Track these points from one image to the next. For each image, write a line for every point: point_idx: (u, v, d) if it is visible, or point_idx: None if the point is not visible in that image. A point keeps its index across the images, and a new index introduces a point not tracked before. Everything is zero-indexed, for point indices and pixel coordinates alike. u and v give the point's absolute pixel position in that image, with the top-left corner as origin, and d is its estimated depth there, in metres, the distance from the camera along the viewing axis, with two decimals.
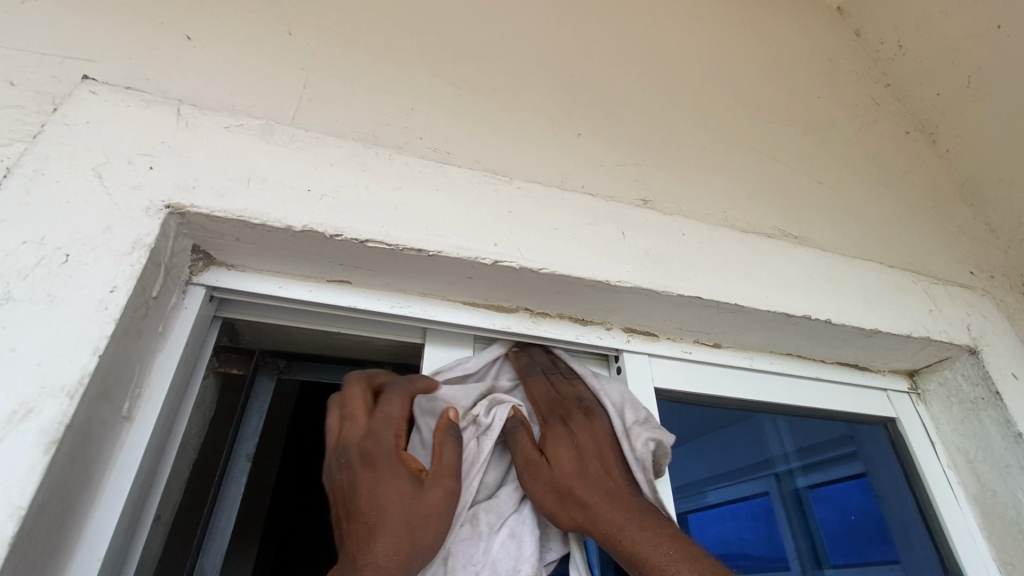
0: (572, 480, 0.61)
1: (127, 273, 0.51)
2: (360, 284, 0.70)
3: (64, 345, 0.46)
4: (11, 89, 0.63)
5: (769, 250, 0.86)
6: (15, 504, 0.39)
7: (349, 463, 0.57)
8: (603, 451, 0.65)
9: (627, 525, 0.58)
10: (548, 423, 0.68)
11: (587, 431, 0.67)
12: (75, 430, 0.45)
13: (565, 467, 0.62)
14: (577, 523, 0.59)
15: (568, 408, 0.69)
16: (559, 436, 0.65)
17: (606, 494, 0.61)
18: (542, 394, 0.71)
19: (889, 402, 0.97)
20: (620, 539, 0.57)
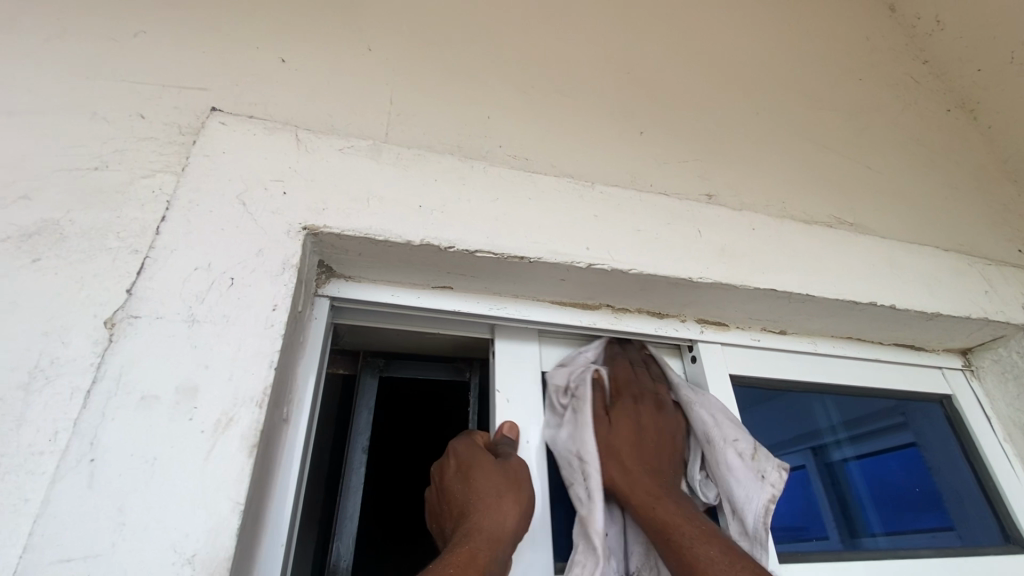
0: (628, 452, 0.70)
1: (283, 291, 0.57)
2: (460, 289, 0.76)
3: (245, 360, 0.52)
4: (143, 122, 0.69)
5: (833, 240, 0.90)
6: (236, 500, 0.46)
7: (462, 466, 0.67)
8: (661, 439, 0.74)
9: (660, 499, 0.65)
10: (622, 400, 0.76)
11: (658, 417, 0.75)
12: (263, 436, 0.51)
13: (626, 438, 0.71)
14: (616, 482, 0.68)
15: (644, 393, 0.78)
16: (627, 412, 0.74)
17: (652, 472, 0.69)
18: (624, 372, 0.80)
19: (945, 379, 1.03)
20: (654, 507, 0.65)
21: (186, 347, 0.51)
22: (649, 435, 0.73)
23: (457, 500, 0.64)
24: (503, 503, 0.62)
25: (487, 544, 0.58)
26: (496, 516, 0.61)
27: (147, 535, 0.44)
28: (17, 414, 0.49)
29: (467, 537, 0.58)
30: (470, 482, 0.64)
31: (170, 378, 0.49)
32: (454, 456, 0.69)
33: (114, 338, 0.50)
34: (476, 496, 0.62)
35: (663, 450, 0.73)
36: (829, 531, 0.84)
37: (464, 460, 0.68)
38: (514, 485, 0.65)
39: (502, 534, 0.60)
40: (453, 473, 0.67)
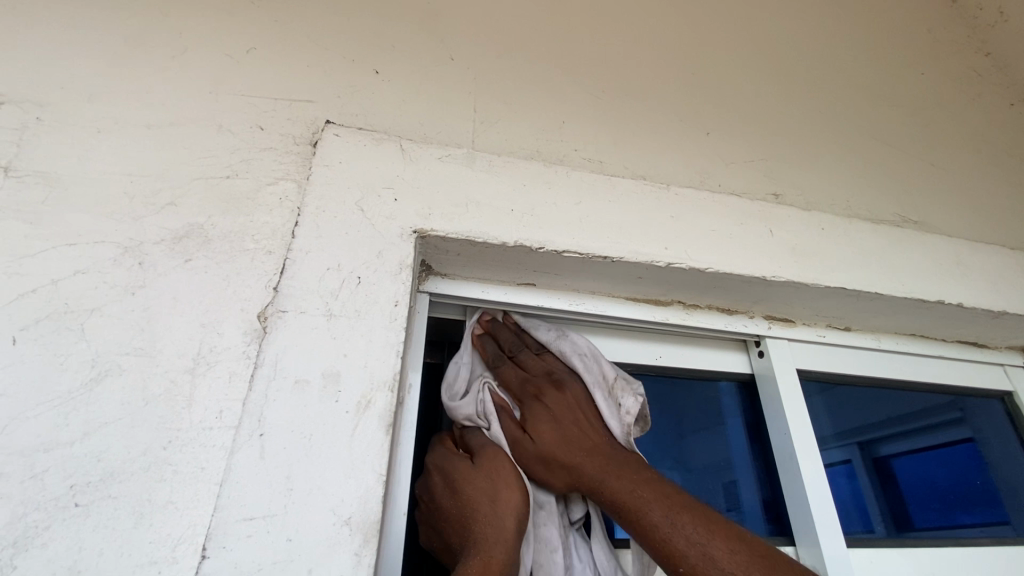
0: (558, 450, 0.69)
1: (402, 289, 0.63)
2: (543, 286, 0.81)
3: (377, 350, 0.59)
4: (262, 133, 0.76)
5: (898, 239, 0.92)
6: (378, 471, 0.53)
7: (443, 483, 0.66)
8: (577, 416, 0.72)
9: (608, 476, 0.66)
10: (524, 403, 0.73)
11: (562, 402, 0.73)
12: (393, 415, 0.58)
13: (549, 437, 0.70)
14: (566, 481, 0.69)
15: (538, 384, 0.75)
16: (536, 412, 0.72)
17: (586, 452, 0.69)
18: (513, 378, 0.76)
19: (1007, 377, 1.04)
20: (603, 488, 0.66)
21: (327, 338, 0.58)
22: (559, 421, 0.71)
23: (450, 512, 0.63)
24: (500, 509, 0.62)
25: (500, 555, 0.57)
26: (498, 522, 0.60)
27: (311, 500, 0.51)
28: (188, 394, 0.57)
29: (476, 553, 0.57)
30: (455, 496, 0.64)
31: (316, 365, 0.57)
32: (434, 470, 0.68)
33: (267, 329, 0.57)
34: (468, 507, 0.62)
35: (585, 428, 0.72)
36: (882, 521, 0.87)
37: (444, 475, 0.67)
38: (501, 489, 0.64)
39: (507, 537, 0.59)
40: (439, 488, 0.66)
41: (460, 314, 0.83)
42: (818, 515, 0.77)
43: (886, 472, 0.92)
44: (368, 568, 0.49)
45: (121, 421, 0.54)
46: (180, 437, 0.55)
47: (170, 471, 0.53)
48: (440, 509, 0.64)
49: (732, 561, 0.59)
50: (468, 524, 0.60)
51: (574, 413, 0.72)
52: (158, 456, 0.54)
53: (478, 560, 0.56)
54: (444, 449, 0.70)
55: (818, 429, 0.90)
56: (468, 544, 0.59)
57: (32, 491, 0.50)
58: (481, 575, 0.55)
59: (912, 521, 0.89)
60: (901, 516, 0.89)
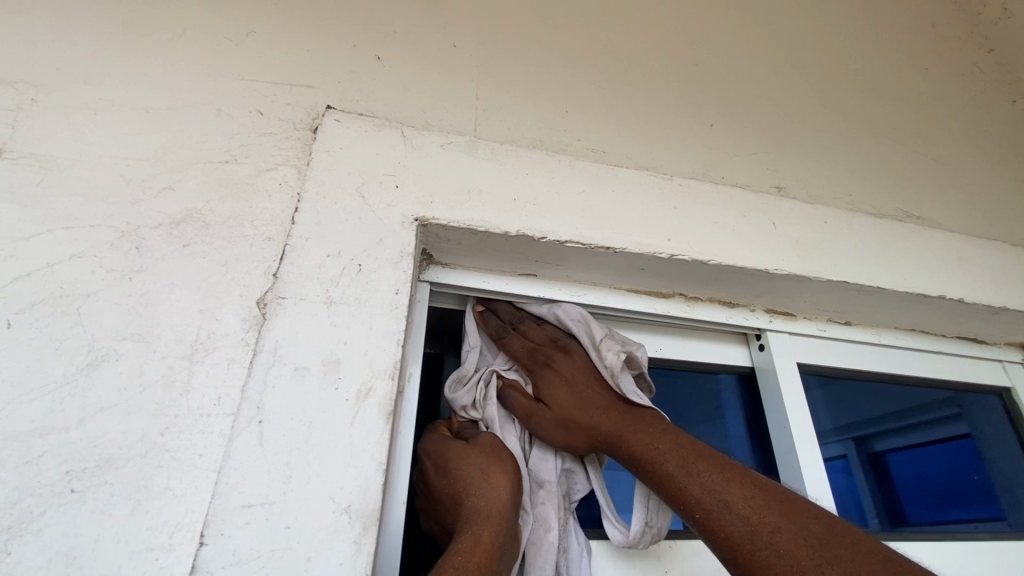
0: (575, 412, 0.71)
1: (403, 277, 0.63)
2: (544, 277, 0.81)
3: (377, 338, 0.58)
4: (262, 118, 0.74)
5: (901, 234, 0.92)
6: (377, 460, 0.53)
7: (435, 464, 0.65)
8: (587, 379, 0.74)
9: (625, 434, 0.68)
10: (535, 372, 0.75)
11: (571, 366, 0.74)
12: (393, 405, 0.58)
13: (563, 402, 0.72)
14: (587, 443, 0.70)
15: (546, 352, 0.76)
16: (550, 379, 0.74)
17: (602, 413, 0.70)
18: (519, 349, 0.77)
19: (1005, 373, 1.05)
20: (623, 446, 0.67)
21: (327, 325, 0.57)
22: (569, 387, 0.73)
23: (444, 491, 0.63)
24: (491, 483, 0.61)
25: (492, 527, 0.57)
26: (491, 495, 0.60)
27: (310, 488, 0.50)
28: (186, 380, 0.56)
29: (469, 524, 0.57)
30: (447, 474, 0.63)
31: (316, 352, 0.56)
32: (426, 452, 0.67)
33: (266, 316, 0.57)
34: (460, 483, 0.61)
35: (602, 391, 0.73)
36: (877, 516, 0.87)
37: (436, 454, 0.66)
38: (492, 464, 0.64)
39: (500, 510, 0.59)
40: (432, 468, 0.65)
41: (460, 304, 0.82)
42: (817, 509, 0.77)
43: (883, 467, 0.93)
44: (367, 557, 0.49)
45: (118, 408, 0.54)
46: (177, 424, 0.54)
47: (167, 458, 0.53)
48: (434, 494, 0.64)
49: (749, 505, 0.57)
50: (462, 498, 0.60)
51: (585, 377, 0.74)
52: (155, 443, 0.53)
53: (471, 533, 0.56)
54: (438, 432, 0.70)
55: (817, 423, 0.90)
56: (461, 517, 0.59)
57: (28, 476, 0.50)
58: (472, 546, 0.54)
59: (907, 517, 0.89)
60: (896, 512, 0.89)
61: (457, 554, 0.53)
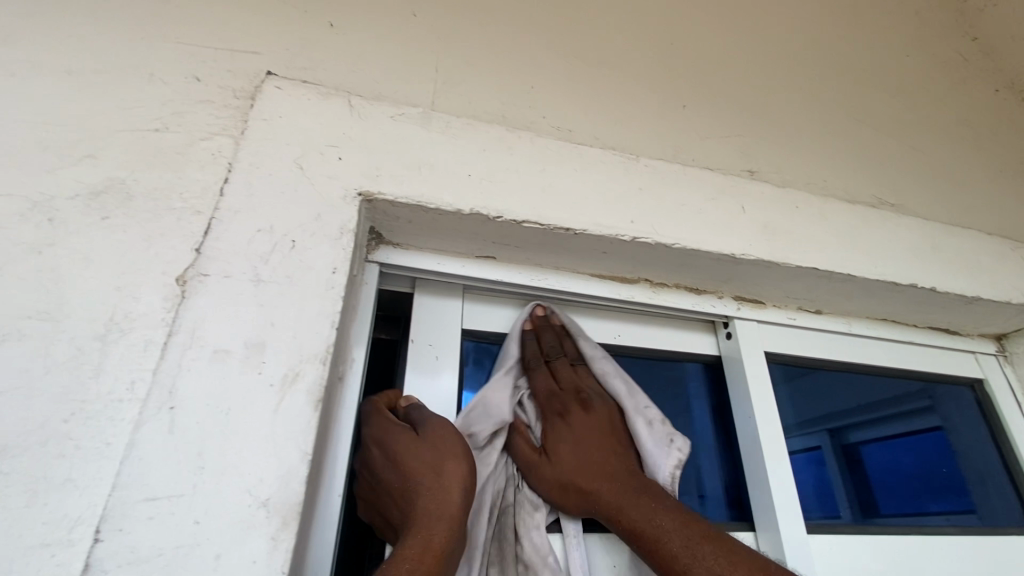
0: (572, 471, 0.66)
1: (342, 255, 0.58)
2: (502, 259, 0.77)
3: (309, 319, 0.54)
4: (198, 85, 0.69)
5: (874, 221, 0.89)
6: (303, 450, 0.49)
7: (384, 450, 0.60)
8: (601, 438, 0.70)
9: (625, 503, 0.62)
10: (547, 419, 0.71)
11: (586, 422, 0.70)
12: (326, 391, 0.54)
13: (565, 461, 0.67)
14: (581, 505, 0.65)
15: (564, 403, 0.72)
16: (558, 433, 0.70)
17: (606, 477, 0.65)
18: (543, 387, 0.74)
19: (977, 364, 1.03)
20: (619, 519, 0.61)
21: (253, 304, 0.53)
22: (579, 443, 0.69)
23: (390, 482, 0.58)
24: (444, 479, 0.56)
25: (444, 532, 0.52)
26: (446, 495, 0.56)
27: (225, 480, 0.46)
28: (97, 363, 0.52)
29: (418, 528, 0.52)
30: (396, 465, 0.58)
31: (240, 334, 0.52)
32: (372, 433, 0.61)
33: (185, 294, 0.52)
34: (409, 481, 0.56)
35: (611, 454, 0.68)
36: (845, 510, 0.85)
37: (383, 439, 0.60)
38: (449, 457, 0.58)
39: (452, 510, 0.55)
40: (377, 457, 0.60)
41: (410, 287, 0.78)
42: (780, 502, 0.75)
43: (853, 459, 0.90)
44: (286, 554, 0.45)
45: (18, 392, 0.49)
46: (85, 410, 0.50)
47: (72, 446, 0.48)
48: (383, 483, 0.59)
49: None
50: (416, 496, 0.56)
51: (606, 439, 0.70)
52: (59, 430, 0.48)
53: (416, 537, 0.51)
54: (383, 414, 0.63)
55: (785, 414, 0.88)
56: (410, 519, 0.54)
57: None
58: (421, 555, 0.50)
59: (876, 510, 0.87)
60: (865, 505, 0.87)
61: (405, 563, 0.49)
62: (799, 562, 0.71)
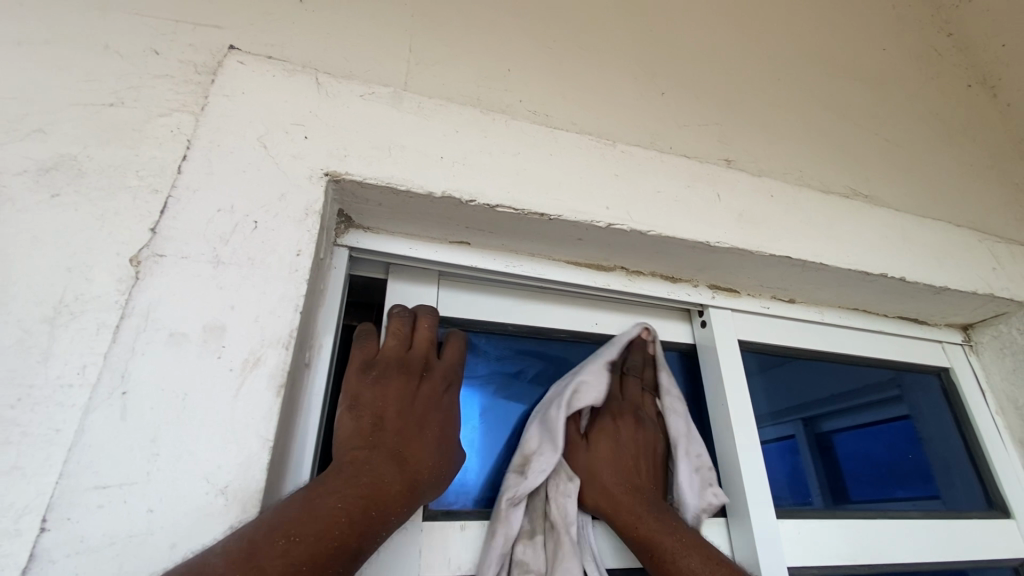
0: (602, 474, 0.68)
1: (307, 237, 0.57)
2: (477, 245, 0.76)
3: (271, 303, 0.53)
4: (157, 59, 0.66)
5: (848, 211, 0.90)
6: (264, 436, 0.48)
7: (386, 389, 0.58)
8: (639, 453, 0.72)
9: (643, 515, 0.65)
10: (599, 418, 0.74)
11: (634, 434, 0.73)
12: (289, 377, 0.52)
13: (599, 462, 0.69)
14: (600, 506, 0.67)
15: (620, 408, 0.75)
16: (606, 431, 0.72)
17: (630, 486, 0.68)
18: (613, 390, 0.77)
19: (944, 353, 1.05)
20: (637, 526, 0.65)
21: (213, 287, 0.52)
22: (617, 450, 0.71)
23: (364, 422, 0.55)
24: (421, 448, 0.56)
25: (385, 498, 0.51)
26: (422, 461, 0.55)
27: (181, 467, 0.45)
28: (45, 346, 0.49)
29: (366, 484, 0.50)
30: (384, 414, 0.56)
31: (198, 317, 0.50)
32: (384, 365, 0.60)
33: (140, 275, 0.50)
34: (389, 440, 0.55)
35: (639, 467, 0.70)
36: (814, 497, 0.86)
37: (395, 377, 0.59)
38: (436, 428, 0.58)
39: (414, 478, 0.54)
40: (367, 393, 0.57)
41: (384, 273, 0.76)
42: (750, 488, 0.75)
43: (823, 448, 0.92)
44: None
45: None
46: (32, 396, 0.47)
47: (17, 434, 0.46)
48: (358, 404, 0.57)
49: None
50: (395, 450, 0.54)
51: (638, 453, 0.72)
52: (3, 416, 0.46)
53: (361, 492, 0.49)
54: (420, 348, 0.63)
55: (758, 403, 0.89)
56: (358, 469, 0.51)
57: None
58: (351, 511, 0.48)
59: (844, 496, 0.88)
60: (835, 492, 0.88)
61: (333, 516, 0.46)
62: (767, 547, 0.72)
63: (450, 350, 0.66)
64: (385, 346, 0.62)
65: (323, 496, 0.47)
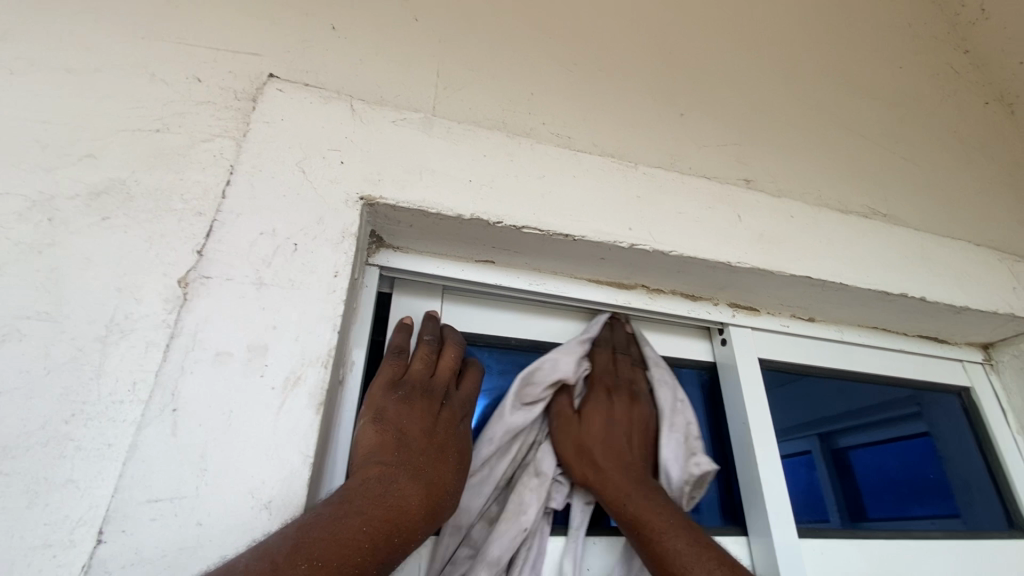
0: (594, 448, 0.71)
1: (344, 258, 0.59)
2: (502, 264, 0.78)
3: (309, 323, 0.55)
4: (199, 86, 0.69)
5: (866, 231, 0.91)
6: (304, 452, 0.49)
7: (410, 407, 0.59)
8: (633, 428, 0.74)
9: (632, 490, 0.66)
10: (596, 390, 0.77)
11: (627, 410, 0.75)
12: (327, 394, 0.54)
13: (593, 432, 0.72)
14: (587, 477, 0.69)
15: (621, 385, 0.77)
16: (600, 407, 0.75)
17: (617, 460, 0.69)
18: (603, 363, 0.80)
19: (964, 372, 1.05)
20: (624, 502, 0.65)
21: (255, 308, 0.54)
22: (609, 428, 0.73)
23: (388, 438, 0.56)
24: (446, 471, 0.57)
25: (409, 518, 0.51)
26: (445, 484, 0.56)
27: (226, 481, 0.46)
28: (97, 363, 0.51)
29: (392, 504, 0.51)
30: (407, 432, 0.57)
31: (242, 336, 0.52)
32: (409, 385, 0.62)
33: (187, 296, 0.53)
34: (415, 458, 0.55)
35: (632, 445, 0.72)
36: (832, 514, 0.86)
37: (419, 399, 0.61)
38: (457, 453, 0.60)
39: (438, 499, 0.55)
40: (392, 409, 0.59)
41: (389, 289, 0.77)
42: (771, 506, 0.76)
43: (841, 465, 0.92)
44: None
45: (16, 392, 0.49)
46: (84, 411, 0.50)
47: (71, 447, 0.48)
48: (383, 416, 0.58)
49: None
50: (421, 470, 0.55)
51: (631, 427, 0.74)
52: (59, 430, 0.48)
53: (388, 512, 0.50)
54: (442, 372, 0.65)
55: (778, 421, 0.89)
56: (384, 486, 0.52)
57: None
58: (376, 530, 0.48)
59: (863, 515, 0.88)
60: (853, 510, 0.88)
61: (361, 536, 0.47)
62: (789, 565, 0.73)
63: (466, 381, 0.69)
64: (411, 369, 0.64)
65: (351, 513, 0.48)
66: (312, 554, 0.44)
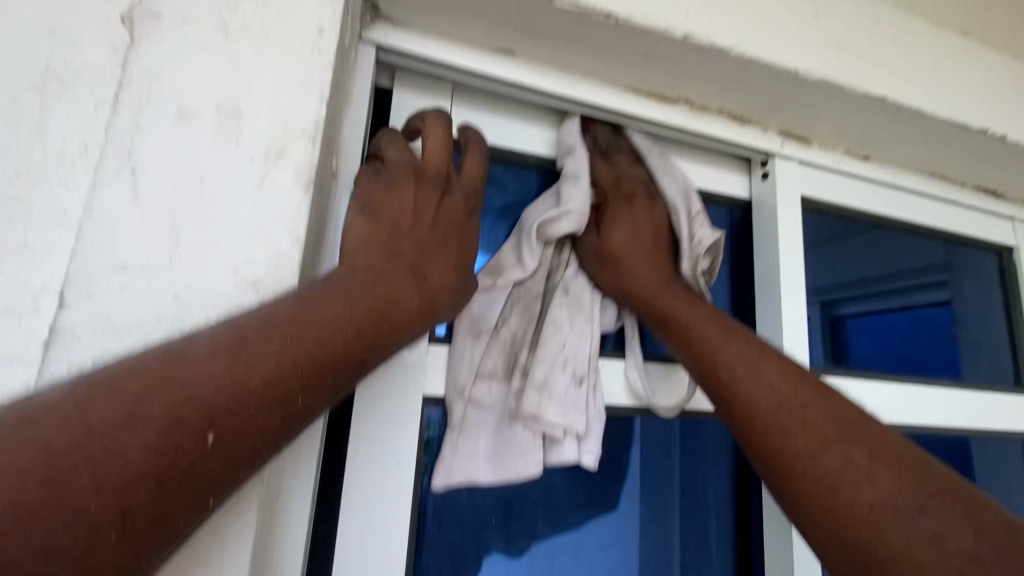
0: (625, 250, 0.66)
1: (330, 11, 0.47)
2: (523, 57, 0.65)
3: (292, 87, 0.45)
4: None
5: (960, 51, 0.76)
6: (293, 235, 0.43)
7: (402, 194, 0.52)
8: (654, 230, 0.69)
9: (664, 292, 0.65)
10: (610, 201, 0.70)
11: (648, 211, 0.70)
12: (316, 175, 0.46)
13: (621, 241, 0.67)
14: (620, 283, 0.66)
15: (633, 187, 0.71)
16: (622, 212, 0.69)
17: (649, 265, 0.67)
18: (606, 175, 0.71)
19: (1013, 232, 0.97)
20: (656, 301, 0.64)
21: (223, 61, 0.44)
22: (636, 232, 0.68)
23: (380, 230, 0.50)
24: (443, 265, 0.52)
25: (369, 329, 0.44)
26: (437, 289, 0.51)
27: (203, 256, 0.41)
28: None
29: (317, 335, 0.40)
30: (399, 221, 0.51)
31: (209, 93, 0.43)
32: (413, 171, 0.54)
33: (135, 37, 0.42)
34: (404, 245, 0.50)
35: (657, 244, 0.69)
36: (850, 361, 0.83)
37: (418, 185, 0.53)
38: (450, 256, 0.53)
39: (438, 297, 0.51)
40: (379, 199, 0.51)
41: (389, 82, 0.67)
42: (789, 345, 0.73)
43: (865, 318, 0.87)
44: None
45: None
46: None
47: None
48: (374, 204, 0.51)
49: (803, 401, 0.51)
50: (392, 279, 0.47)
51: (654, 232, 0.69)
52: None
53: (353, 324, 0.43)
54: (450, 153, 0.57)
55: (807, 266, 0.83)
56: (349, 292, 0.44)
57: None
58: (276, 371, 0.37)
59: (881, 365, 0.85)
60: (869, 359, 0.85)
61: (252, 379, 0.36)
62: None
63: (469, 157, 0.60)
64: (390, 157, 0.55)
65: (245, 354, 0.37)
66: (187, 371, 0.34)
